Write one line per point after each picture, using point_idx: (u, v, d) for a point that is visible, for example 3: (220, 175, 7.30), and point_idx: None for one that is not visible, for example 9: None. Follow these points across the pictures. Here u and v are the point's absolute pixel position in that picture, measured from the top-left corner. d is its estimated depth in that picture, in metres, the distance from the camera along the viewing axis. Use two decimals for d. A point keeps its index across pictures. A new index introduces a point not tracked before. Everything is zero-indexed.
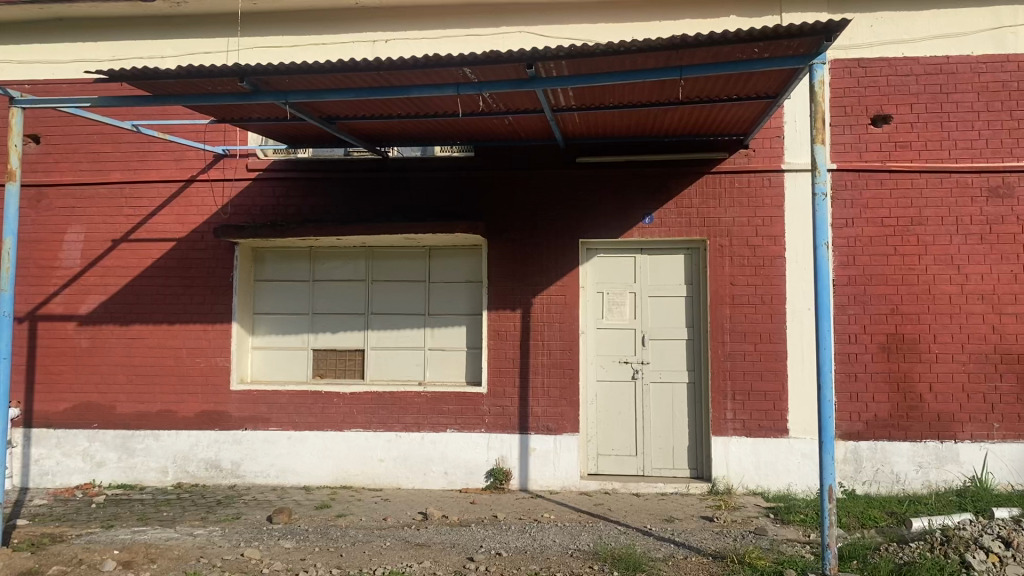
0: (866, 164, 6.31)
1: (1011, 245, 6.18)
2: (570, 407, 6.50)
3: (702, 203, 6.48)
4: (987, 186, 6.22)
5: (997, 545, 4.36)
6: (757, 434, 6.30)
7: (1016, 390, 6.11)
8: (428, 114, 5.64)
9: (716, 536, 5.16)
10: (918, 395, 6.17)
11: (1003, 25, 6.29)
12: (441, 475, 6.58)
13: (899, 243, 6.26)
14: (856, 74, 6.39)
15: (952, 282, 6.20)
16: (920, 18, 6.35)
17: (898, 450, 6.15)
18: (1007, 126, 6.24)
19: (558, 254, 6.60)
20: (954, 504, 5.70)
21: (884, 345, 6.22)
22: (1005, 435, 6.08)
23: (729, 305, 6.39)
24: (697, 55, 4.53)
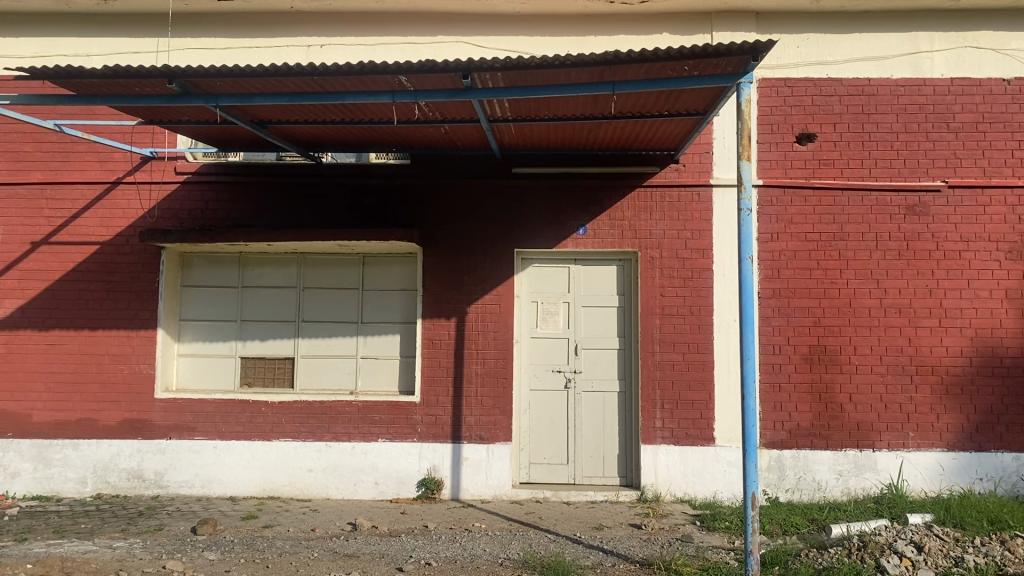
0: (791, 181, 6.51)
1: (927, 261, 6.44)
2: (503, 416, 6.52)
3: (634, 216, 6.59)
4: (904, 205, 6.48)
5: (909, 550, 4.51)
6: (685, 442, 6.42)
7: (930, 401, 6.35)
8: (363, 121, 5.61)
9: (644, 543, 5.24)
10: (839, 405, 6.37)
11: (920, 50, 6.56)
12: (372, 486, 6.52)
13: (821, 257, 6.47)
14: (782, 93, 6.59)
15: (871, 296, 6.43)
16: (843, 41, 6.59)
17: (819, 458, 6.34)
18: (923, 147, 6.51)
19: (492, 263, 6.63)
20: (871, 511, 5.91)
21: (807, 356, 6.41)
22: (920, 444, 6.33)
23: (659, 315, 6.51)
24: (631, 71, 4.61)
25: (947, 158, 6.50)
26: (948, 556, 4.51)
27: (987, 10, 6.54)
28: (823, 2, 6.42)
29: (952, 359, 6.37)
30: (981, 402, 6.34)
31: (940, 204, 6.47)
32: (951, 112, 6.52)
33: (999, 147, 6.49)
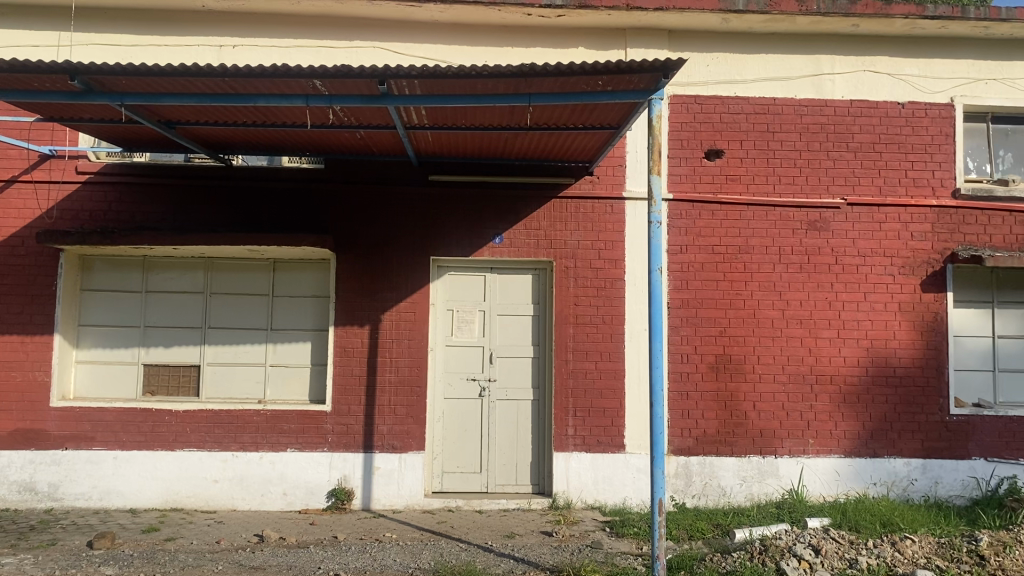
0: (700, 195, 6.69)
1: (826, 274, 6.72)
2: (416, 425, 6.49)
3: (549, 226, 6.66)
4: (806, 220, 6.74)
5: (808, 553, 4.67)
6: (596, 450, 6.51)
7: (829, 409, 6.61)
8: (276, 124, 5.51)
9: (554, 550, 5.29)
10: (743, 412, 6.57)
11: (822, 72, 6.85)
12: (280, 496, 6.39)
13: (728, 269, 6.67)
14: (692, 110, 6.77)
15: (774, 307, 6.67)
16: (750, 61, 6.82)
17: (724, 465, 6.53)
18: (824, 166, 6.79)
19: (407, 271, 6.60)
20: (773, 515, 6.11)
21: (713, 365, 6.59)
22: (819, 451, 6.58)
23: (573, 324, 6.59)
24: (547, 85, 4.68)
25: (846, 176, 6.80)
26: (843, 557, 4.67)
27: (883, 36, 6.87)
28: (731, 23, 6.64)
29: (849, 369, 6.65)
30: (875, 409, 6.64)
31: (839, 221, 6.76)
32: (850, 133, 6.82)
33: (894, 167, 6.82)
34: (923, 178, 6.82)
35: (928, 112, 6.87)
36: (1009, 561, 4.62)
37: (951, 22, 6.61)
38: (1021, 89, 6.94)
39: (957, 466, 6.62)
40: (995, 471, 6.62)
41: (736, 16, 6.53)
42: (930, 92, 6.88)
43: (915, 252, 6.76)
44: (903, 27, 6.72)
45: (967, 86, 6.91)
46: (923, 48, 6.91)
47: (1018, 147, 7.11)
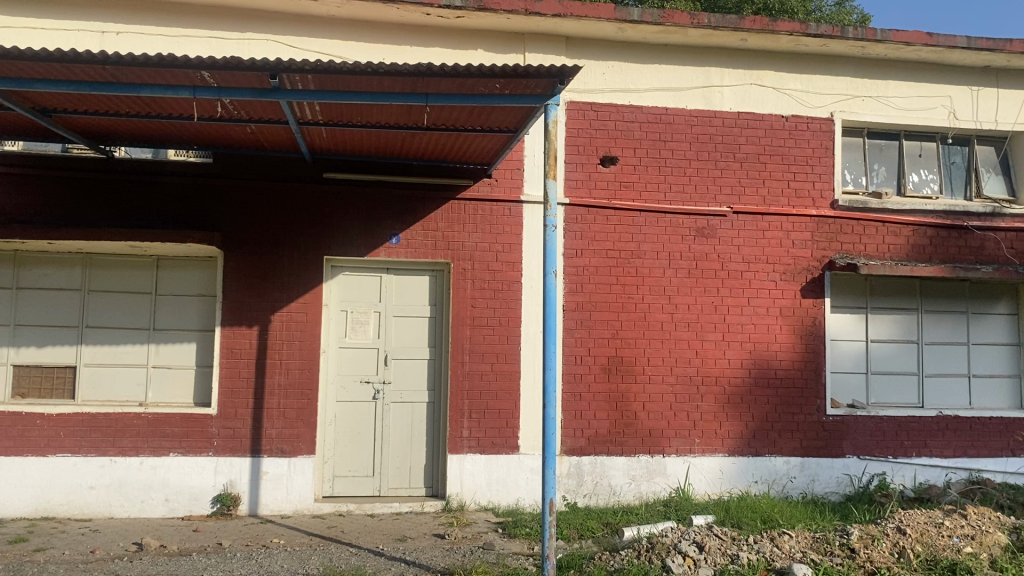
0: (595, 201, 6.80)
1: (713, 280, 6.95)
2: (307, 429, 6.36)
3: (447, 228, 6.64)
4: (695, 227, 6.96)
5: (692, 549, 4.81)
6: (490, 451, 6.53)
7: (714, 410, 6.84)
8: (161, 115, 5.30)
9: (446, 553, 5.27)
10: (633, 413, 6.72)
11: (712, 85, 7.08)
12: (161, 503, 6.14)
13: (621, 274, 6.81)
14: (588, 117, 6.88)
15: (664, 311, 6.85)
16: (644, 70, 6.98)
17: (614, 464, 6.66)
18: (713, 175, 7.02)
19: (299, 270, 6.46)
20: (660, 513, 6.27)
21: (606, 367, 6.72)
22: (705, 450, 6.79)
23: (469, 326, 6.59)
24: (445, 86, 4.66)
25: (733, 186, 7.05)
26: (726, 553, 4.80)
27: (770, 52, 7.16)
28: (627, 33, 6.78)
29: (733, 370, 6.90)
30: (758, 410, 6.90)
31: (726, 228, 7.00)
32: (737, 144, 7.08)
33: (778, 178, 7.12)
34: (804, 189, 7.14)
35: (810, 126, 7.20)
36: (877, 554, 4.75)
37: (832, 41, 6.94)
38: (894, 107, 7.37)
39: (833, 464, 6.96)
40: (867, 467, 7.00)
41: (631, 26, 6.67)
42: (811, 107, 7.22)
43: (796, 259, 7.07)
44: (788, 44, 7.01)
45: (845, 102, 7.28)
46: (806, 64, 7.23)
47: (890, 162, 7.54)
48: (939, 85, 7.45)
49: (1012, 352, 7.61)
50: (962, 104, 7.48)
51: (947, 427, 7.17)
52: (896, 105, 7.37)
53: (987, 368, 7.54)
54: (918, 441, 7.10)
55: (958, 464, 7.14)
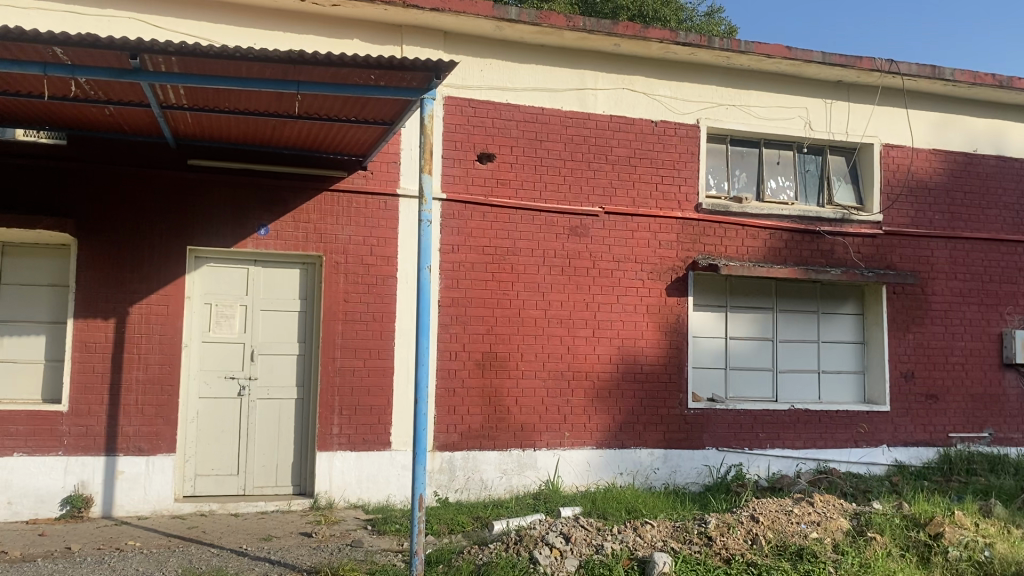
0: (471, 197, 6.82)
1: (585, 277, 7.11)
2: (166, 426, 6.10)
3: (319, 220, 6.51)
4: (568, 226, 7.09)
5: (558, 540, 4.92)
6: (361, 448, 6.45)
7: (583, 404, 7.00)
8: (8, 93, 4.95)
9: (313, 551, 5.17)
10: (505, 408, 6.79)
11: (587, 87, 7.24)
12: (3, 506, 5.76)
13: (495, 270, 6.86)
14: (465, 113, 6.89)
15: (538, 307, 6.95)
16: (521, 70, 7.06)
17: (486, 459, 6.71)
18: (585, 175, 7.18)
19: (161, 261, 6.18)
20: (529, 506, 6.36)
21: (479, 362, 6.75)
22: (574, 443, 6.95)
23: (341, 321, 6.48)
24: (317, 74, 4.57)
25: (605, 187, 7.23)
26: (591, 544, 4.93)
27: (642, 57, 7.38)
28: (504, 31, 6.83)
29: (602, 366, 7.09)
30: (625, 404, 7.12)
31: (598, 228, 7.17)
32: (609, 146, 7.27)
33: (647, 180, 7.35)
34: (672, 192, 7.41)
35: (678, 132, 7.47)
36: (732, 541, 4.98)
37: (700, 50, 7.22)
38: (755, 116, 7.75)
39: (693, 455, 7.26)
40: (725, 459, 7.34)
41: (509, 25, 6.72)
42: (679, 113, 7.49)
43: (663, 259, 7.33)
44: (659, 50, 7.24)
45: (711, 110, 7.60)
46: (676, 71, 7.50)
47: (751, 168, 7.93)
48: (797, 98, 7.88)
49: (858, 349, 8.14)
50: (817, 116, 7.94)
51: (798, 420, 7.60)
52: (757, 115, 7.76)
53: (835, 365, 8.05)
54: (772, 433, 7.51)
55: (807, 455, 7.59)
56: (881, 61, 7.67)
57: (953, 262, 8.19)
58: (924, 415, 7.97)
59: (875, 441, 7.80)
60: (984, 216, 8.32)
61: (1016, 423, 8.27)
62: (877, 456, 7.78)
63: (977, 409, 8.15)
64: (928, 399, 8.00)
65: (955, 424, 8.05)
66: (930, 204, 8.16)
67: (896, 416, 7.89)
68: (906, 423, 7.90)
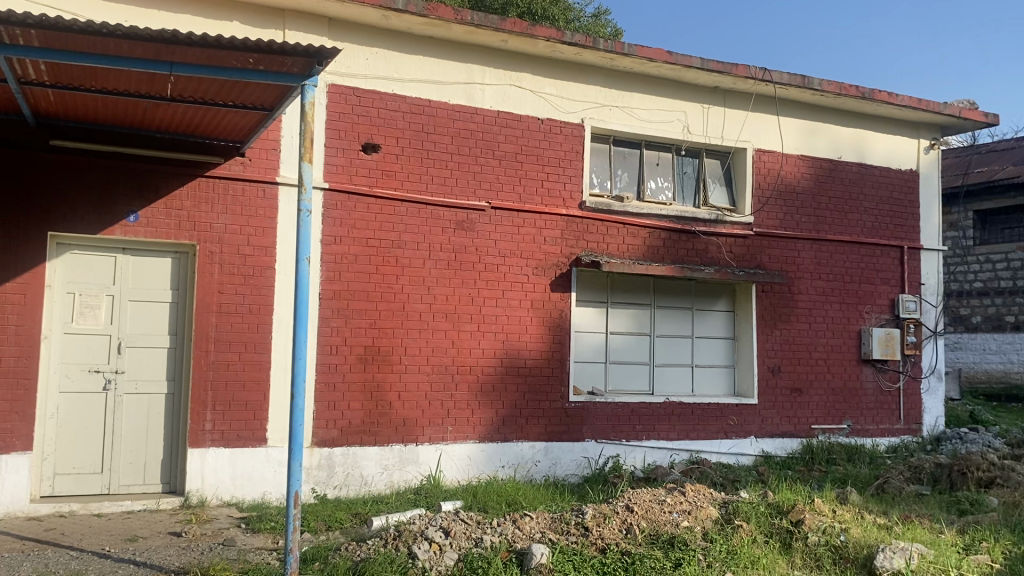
0: (355, 187, 6.71)
1: (470, 272, 7.11)
2: (22, 422, 5.73)
3: (193, 207, 6.26)
4: (454, 220, 7.08)
5: (438, 535, 4.91)
6: (235, 444, 6.26)
7: (466, 398, 7.01)
8: None
9: (182, 551, 4.98)
10: (387, 403, 6.72)
11: (474, 81, 7.24)
12: None
13: (379, 263, 6.77)
14: (350, 101, 6.76)
15: (422, 301, 6.90)
16: (408, 60, 6.99)
17: (367, 454, 6.62)
18: (472, 170, 7.18)
19: (18, 247, 5.80)
20: (410, 501, 6.32)
21: (361, 357, 6.65)
22: (456, 438, 6.95)
23: (215, 313, 6.25)
24: (192, 55, 4.39)
25: (491, 182, 7.25)
26: (470, 537, 4.94)
27: (528, 54, 7.44)
28: (391, 20, 6.75)
29: (486, 360, 7.11)
30: (508, 398, 7.17)
31: (484, 222, 7.19)
32: (496, 141, 7.30)
33: (532, 177, 7.42)
34: (557, 189, 7.52)
35: (563, 129, 7.58)
36: (608, 531, 5.10)
37: (585, 50, 7.33)
38: (637, 118, 7.94)
39: (573, 448, 7.40)
40: (603, 450, 7.51)
41: (396, 15, 6.64)
42: (564, 112, 7.60)
43: (547, 255, 7.42)
44: (545, 49, 7.32)
45: (595, 110, 7.75)
46: (561, 70, 7.60)
47: (633, 169, 8.13)
48: (677, 101, 8.13)
49: (729, 345, 8.48)
50: (695, 119, 8.21)
51: (673, 412, 7.86)
52: (639, 117, 7.95)
53: (708, 359, 8.35)
54: (648, 425, 7.74)
55: (681, 446, 7.86)
56: (756, 69, 7.99)
57: (818, 263, 8.65)
58: (789, 408, 8.38)
59: (744, 433, 8.15)
60: (846, 220, 8.81)
61: (872, 415, 8.81)
62: (745, 447, 8.14)
63: (837, 402, 8.64)
64: (793, 392, 8.42)
65: (817, 416, 8.51)
66: (798, 207, 8.58)
67: (764, 408, 8.27)
68: (772, 416, 8.29)
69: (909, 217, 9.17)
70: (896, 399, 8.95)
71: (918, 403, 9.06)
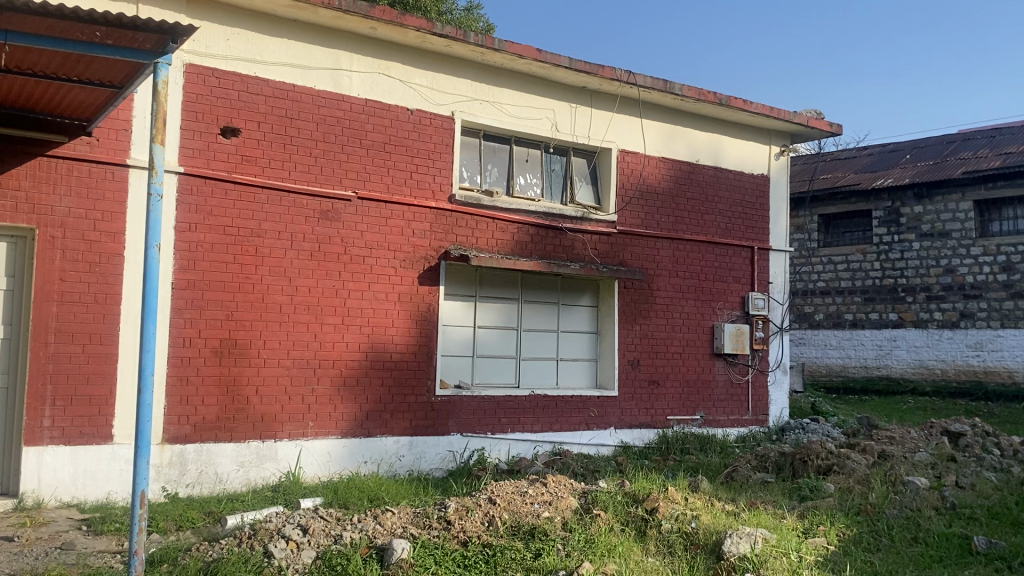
0: (213, 172, 6.43)
1: (334, 263, 6.96)
2: None
3: (32, 188, 5.83)
4: (318, 210, 6.90)
5: (296, 533, 4.79)
6: (77, 442, 5.89)
7: (329, 392, 6.86)
8: None
9: (14, 557, 4.64)
10: (245, 398, 6.49)
11: (341, 68, 7.08)
12: None
13: (238, 252, 6.52)
14: (209, 83, 6.48)
15: (282, 293, 6.70)
16: (271, 43, 6.76)
17: (222, 451, 6.37)
18: (338, 158, 7.02)
19: None
20: (267, 498, 6.13)
21: (217, 350, 6.39)
22: (317, 433, 6.79)
23: (56, 302, 5.86)
24: (29, 25, 4.08)
25: (357, 171, 7.12)
26: (329, 534, 4.84)
27: (397, 43, 7.35)
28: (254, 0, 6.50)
29: (349, 354, 6.98)
30: (371, 393, 7.07)
31: (349, 212, 7.05)
32: (363, 130, 7.17)
33: (401, 168, 7.34)
34: (425, 181, 7.46)
35: (432, 121, 7.54)
36: (470, 524, 5.11)
37: (455, 43, 7.31)
38: (506, 113, 7.99)
39: (437, 442, 7.38)
40: (468, 444, 7.53)
41: None
42: (434, 104, 7.56)
43: (415, 248, 7.36)
44: (415, 39, 7.25)
45: (465, 103, 7.74)
46: (431, 62, 7.55)
47: (502, 164, 8.16)
48: (545, 99, 8.24)
49: (592, 339, 8.68)
50: (562, 117, 8.35)
51: (536, 405, 7.98)
52: (508, 112, 8.01)
53: (571, 353, 8.52)
54: (512, 418, 7.82)
55: (544, 438, 7.99)
56: (621, 71, 8.19)
57: (676, 261, 8.98)
58: (647, 400, 8.67)
59: (604, 424, 8.37)
60: (702, 220, 9.19)
61: (723, 406, 9.24)
62: (605, 438, 8.36)
63: (692, 394, 9.01)
64: (650, 385, 8.71)
65: (673, 408, 8.85)
66: (658, 207, 8.88)
67: (623, 401, 8.52)
68: (631, 407, 8.56)
69: (759, 219, 9.65)
70: (746, 391, 9.43)
71: (765, 395, 9.57)
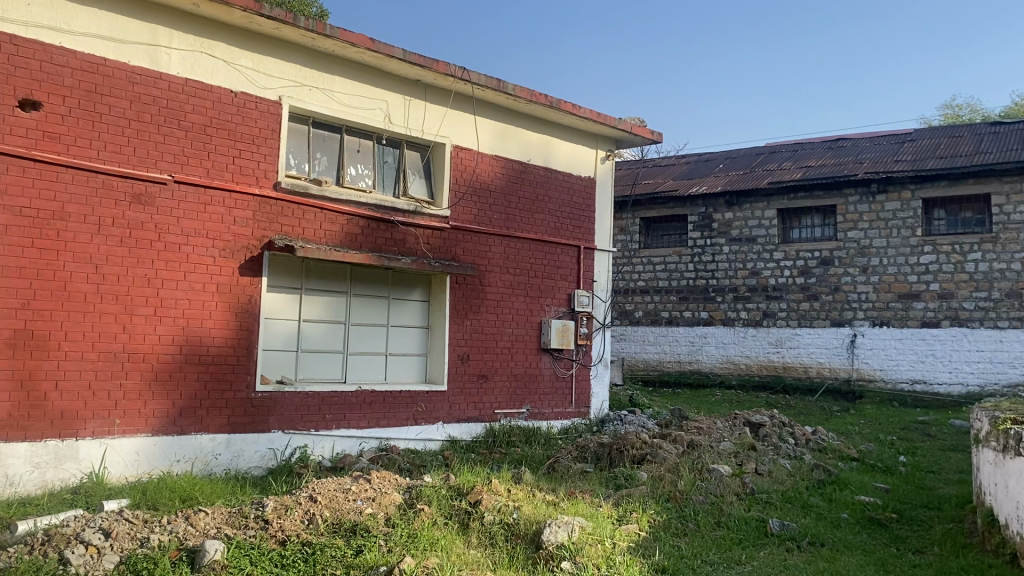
0: (8, 147, 5.89)
1: (147, 250, 6.56)
2: None
3: None
4: (130, 193, 6.48)
5: (96, 537, 4.49)
6: None
7: (138, 387, 6.47)
8: None
9: None
10: (41, 393, 5.99)
11: (159, 44, 6.69)
12: None
13: (37, 236, 6.01)
14: (5, 50, 5.95)
15: (88, 281, 6.24)
16: (80, 12, 6.29)
17: (13, 451, 5.85)
18: (153, 139, 6.63)
19: None
20: (66, 502, 5.69)
21: (10, 341, 5.86)
22: (124, 431, 6.38)
23: None
24: None
25: (175, 154, 6.74)
26: (134, 538, 4.58)
27: (222, 22, 7.03)
28: None
29: (163, 347, 6.62)
30: (186, 388, 6.73)
31: (165, 197, 6.67)
32: (182, 111, 6.80)
33: (222, 153, 7.03)
34: (248, 167, 7.18)
35: (258, 105, 7.26)
36: (288, 522, 4.98)
37: (284, 26, 7.07)
38: (337, 102, 7.82)
39: (257, 439, 7.13)
40: (289, 441, 7.33)
41: None
42: (260, 87, 7.28)
43: (236, 236, 7.07)
44: (241, 19, 6.96)
45: (293, 89, 7.51)
46: (258, 44, 7.28)
47: (332, 153, 7.97)
48: (378, 90, 8.14)
49: (420, 334, 8.66)
50: (395, 109, 8.27)
51: (362, 400, 7.87)
52: (339, 101, 7.84)
53: (399, 348, 8.46)
54: (337, 414, 7.68)
55: (369, 433, 7.90)
56: (454, 67, 8.22)
57: (505, 258, 9.12)
58: (474, 394, 8.76)
59: (431, 418, 8.38)
60: (531, 219, 9.38)
61: (547, 400, 9.49)
62: (432, 432, 8.37)
63: (518, 388, 9.19)
64: (478, 379, 8.81)
65: (499, 402, 8.99)
66: (488, 204, 8.98)
67: (451, 395, 8.56)
68: (459, 402, 8.62)
69: (585, 220, 9.98)
70: (569, 385, 9.73)
71: (587, 388, 9.93)
